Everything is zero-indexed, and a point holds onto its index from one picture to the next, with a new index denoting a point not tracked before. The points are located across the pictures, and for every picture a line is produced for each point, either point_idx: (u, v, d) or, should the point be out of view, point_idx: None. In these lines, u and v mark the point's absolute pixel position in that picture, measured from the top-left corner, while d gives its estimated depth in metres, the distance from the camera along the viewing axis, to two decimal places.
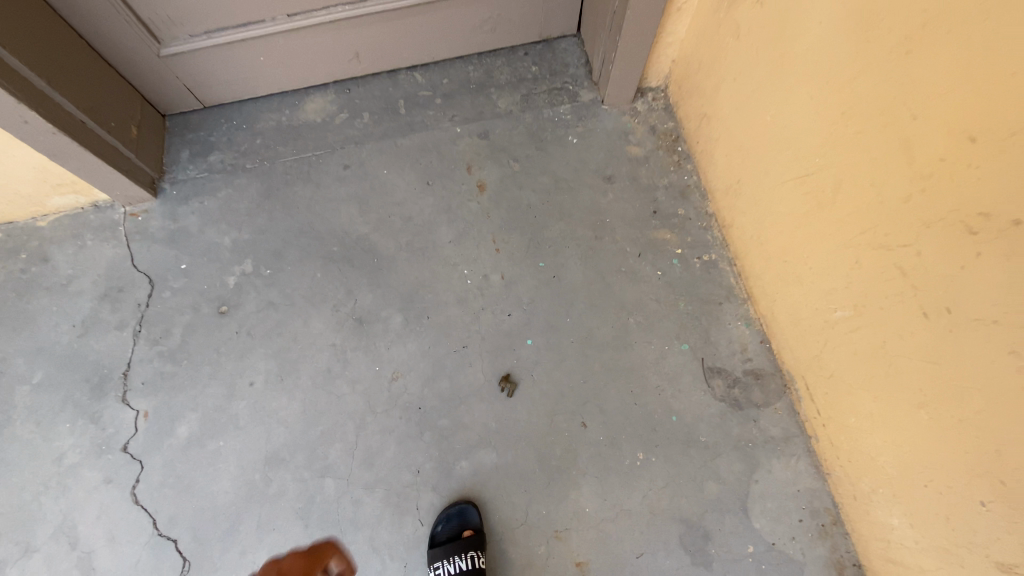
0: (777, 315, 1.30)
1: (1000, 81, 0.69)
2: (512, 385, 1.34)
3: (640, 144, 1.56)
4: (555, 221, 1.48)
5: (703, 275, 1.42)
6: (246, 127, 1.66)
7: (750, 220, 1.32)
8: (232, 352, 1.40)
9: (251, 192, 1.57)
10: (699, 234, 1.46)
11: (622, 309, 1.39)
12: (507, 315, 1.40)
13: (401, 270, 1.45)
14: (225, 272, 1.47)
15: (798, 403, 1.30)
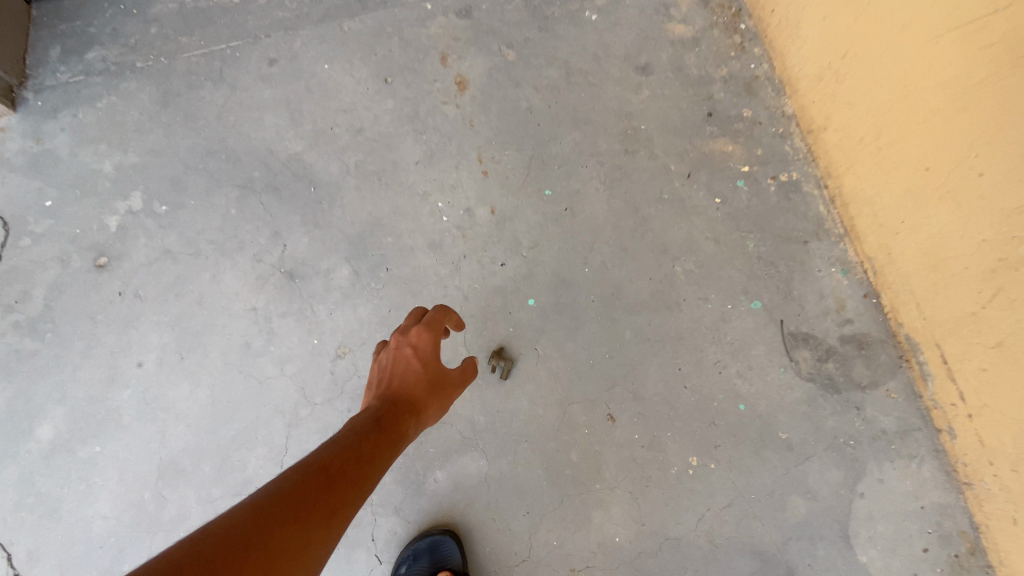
0: (898, 252, 0.88)
1: None
2: (505, 363, 0.94)
3: (687, 18, 1.09)
4: (568, 130, 1.03)
5: (779, 203, 0.99)
6: (135, 11, 1.19)
7: (862, 111, 0.88)
8: (113, 322, 0.99)
9: (145, 101, 1.13)
10: (772, 145, 1.02)
11: (665, 253, 0.97)
12: (499, 264, 0.98)
13: (349, 202, 1.01)
14: (105, 211, 1.06)
15: (922, 384, 0.90)
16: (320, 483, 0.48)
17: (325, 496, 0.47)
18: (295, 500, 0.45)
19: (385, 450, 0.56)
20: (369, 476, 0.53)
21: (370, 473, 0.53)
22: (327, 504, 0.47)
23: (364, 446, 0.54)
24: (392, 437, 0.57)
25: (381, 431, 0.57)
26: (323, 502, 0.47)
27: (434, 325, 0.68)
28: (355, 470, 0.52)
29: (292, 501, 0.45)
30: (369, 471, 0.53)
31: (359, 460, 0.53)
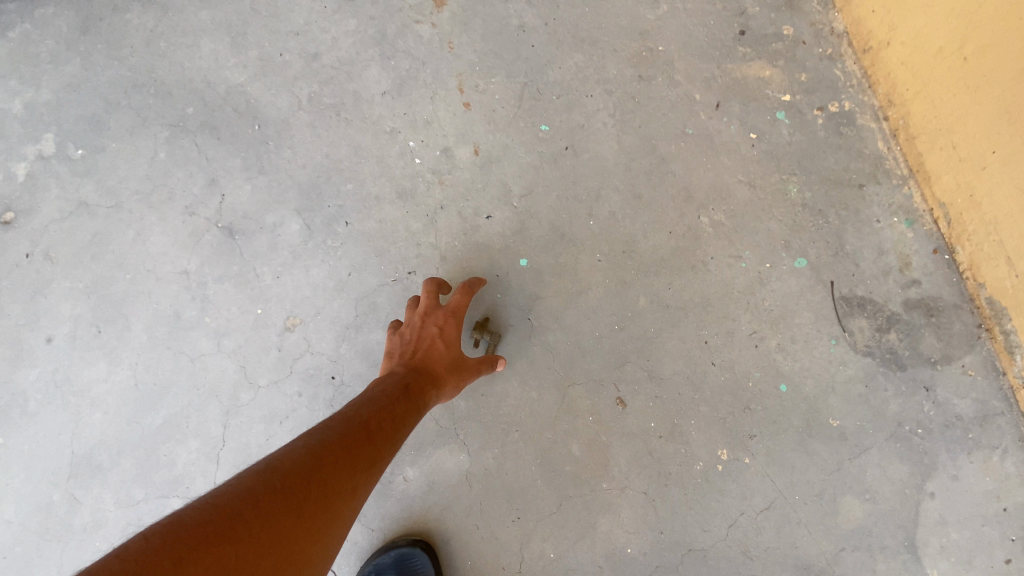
0: (987, 193, 0.70)
1: None
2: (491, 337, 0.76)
3: None
4: (568, 53, 0.84)
5: (828, 138, 0.80)
6: None
7: (941, 14, 0.69)
8: (18, 290, 0.82)
9: (59, 25, 0.94)
10: (820, 69, 0.82)
11: (687, 201, 0.79)
12: (485, 217, 0.80)
13: (301, 142, 0.83)
14: (11, 157, 0.88)
15: (1008, 359, 0.72)
16: (362, 438, 0.49)
17: (365, 449, 0.49)
18: (342, 448, 0.47)
19: (410, 418, 0.57)
20: (397, 438, 0.55)
21: (398, 436, 0.54)
22: (366, 458, 0.48)
23: (395, 411, 0.56)
24: (417, 408, 0.59)
25: (408, 399, 0.58)
26: (364, 454, 0.48)
27: (456, 310, 0.70)
28: (388, 430, 0.53)
29: (338, 449, 0.46)
30: (397, 435, 0.55)
31: (393, 424, 0.54)
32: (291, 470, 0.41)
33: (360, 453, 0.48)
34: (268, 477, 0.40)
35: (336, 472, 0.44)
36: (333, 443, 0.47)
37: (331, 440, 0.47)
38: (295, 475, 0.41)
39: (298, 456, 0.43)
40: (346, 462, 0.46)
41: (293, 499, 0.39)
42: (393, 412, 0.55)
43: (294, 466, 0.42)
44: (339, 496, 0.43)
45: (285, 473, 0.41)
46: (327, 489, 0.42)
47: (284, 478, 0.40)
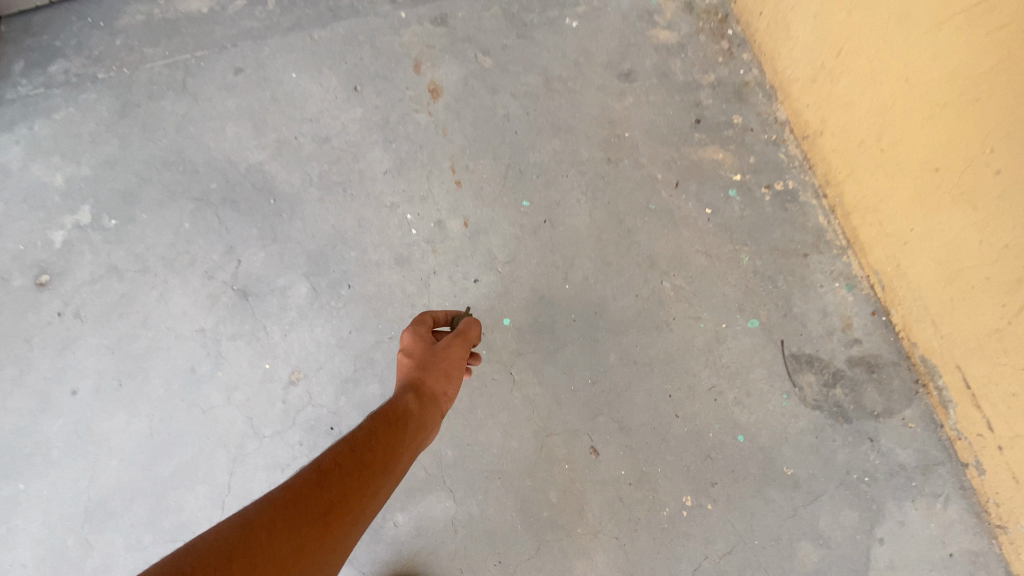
0: (910, 263, 0.79)
1: None
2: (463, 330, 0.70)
3: (670, 26, 1.05)
4: (547, 138, 0.97)
5: (774, 213, 0.92)
6: (105, 26, 1.16)
7: (861, 113, 0.81)
8: (48, 346, 0.90)
9: (102, 111, 1.07)
10: (766, 154, 0.95)
11: (652, 267, 0.89)
12: (472, 280, 0.90)
13: (310, 215, 0.94)
14: (48, 226, 0.98)
15: (942, 412, 0.80)
16: (308, 501, 0.41)
17: (321, 506, 0.41)
18: (290, 505, 0.40)
19: (394, 446, 0.49)
20: (377, 474, 0.46)
21: (377, 470, 0.46)
22: (320, 520, 0.40)
23: (367, 447, 0.48)
24: (392, 448, 0.49)
25: (381, 436, 0.50)
26: (320, 512, 0.41)
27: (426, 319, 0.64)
28: (349, 484, 0.44)
29: (290, 506, 0.40)
30: (377, 476, 0.46)
31: (355, 479, 0.44)
32: (231, 532, 0.36)
33: (313, 510, 0.40)
34: (206, 543, 0.35)
35: (289, 532, 0.38)
36: (281, 504, 0.40)
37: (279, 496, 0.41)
38: (235, 536, 0.36)
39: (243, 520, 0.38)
40: (294, 523, 0.39)
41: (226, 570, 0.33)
42: (362, 450, 0.47)
43: (240, 529, 0.37)
44: (289, 557, 0.37)
45: (227, 536, 0.36)
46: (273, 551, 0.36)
47: (217, 549, 0.35)
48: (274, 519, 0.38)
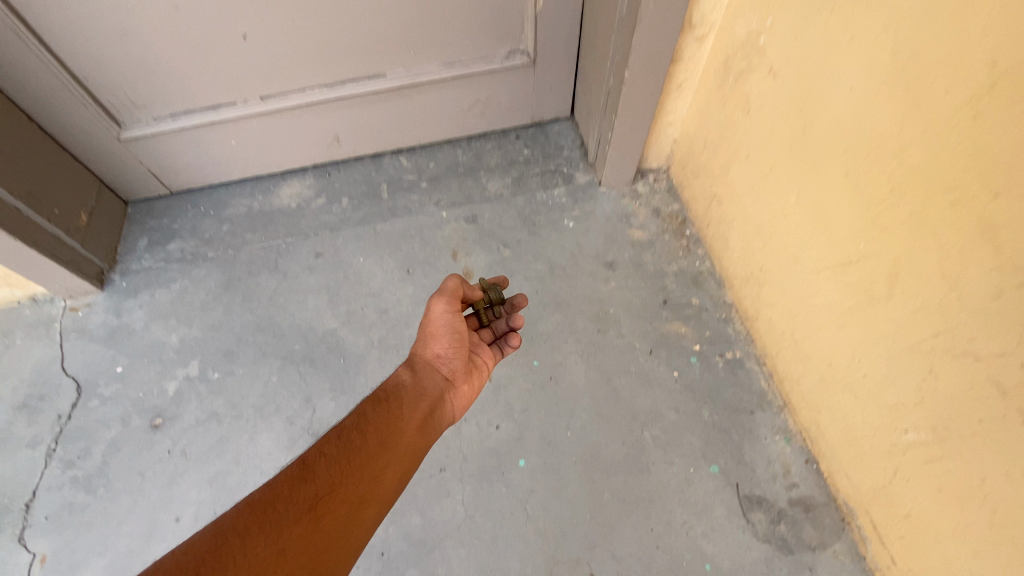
0: (825, 426, 1.05)
1: None
2: (493, 296, 1.03)
3: (642, 228, 1.42)
4: (551, 313, 1.30)
5: (727, 377, 1.20)
6: (213, 213, 1.51)
7: (779, 312, 1.12)
8: (158, 478, 1.15)
9: (211, 283, 1.39)
10: (718, 329, 1.26)
11: (634, 420, 1.16)
12: (495, 428, 1.16)
13: (371, 373, 1.23)
14: (164, 376, 1.27)
15: (864, 546, 1.02)
16: (294, 490, 0.71)
17: (303, 492, 0.72)
18: (269, 505, 0.69)
19: (387, 405, 0.87)
20: (376, 426, 0.83)
21: (372, 426, 0.83)
22: (303, 507, 0.70)
23: (369, 412, 0.85)
24: (377, 427, 0.83)
25: (372, 418, 0.84)
26: (302, 503, 0.71)
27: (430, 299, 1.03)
28: (328, 477, 0.75)
29: (267, 509, 0.68)
30: (366, 443, 0.81)
31: (339, 471, 0.76)
32: (219, 536, 0.64)
33: (289, 504, 0.70)
34: (191, 550, 0.62)
35: (267, 527, 0.67)
36: (265, 501, 0.69)
37: (260, 495, 0.71)
38: (222, 536, 0.64)
39: (239, 513, 0.67)
40: (273, 517, 0.68)
41: (216, 562, 0.61)
42: (351, 438, 0.80)
43: (225, 528, 0.65)
44: (280, 523, 0.68)
45: (212, 542, 0.63)
46: (252, 547, 0.64)
47: (212, 542, 0.63)
48: (252, 519, 0.67)
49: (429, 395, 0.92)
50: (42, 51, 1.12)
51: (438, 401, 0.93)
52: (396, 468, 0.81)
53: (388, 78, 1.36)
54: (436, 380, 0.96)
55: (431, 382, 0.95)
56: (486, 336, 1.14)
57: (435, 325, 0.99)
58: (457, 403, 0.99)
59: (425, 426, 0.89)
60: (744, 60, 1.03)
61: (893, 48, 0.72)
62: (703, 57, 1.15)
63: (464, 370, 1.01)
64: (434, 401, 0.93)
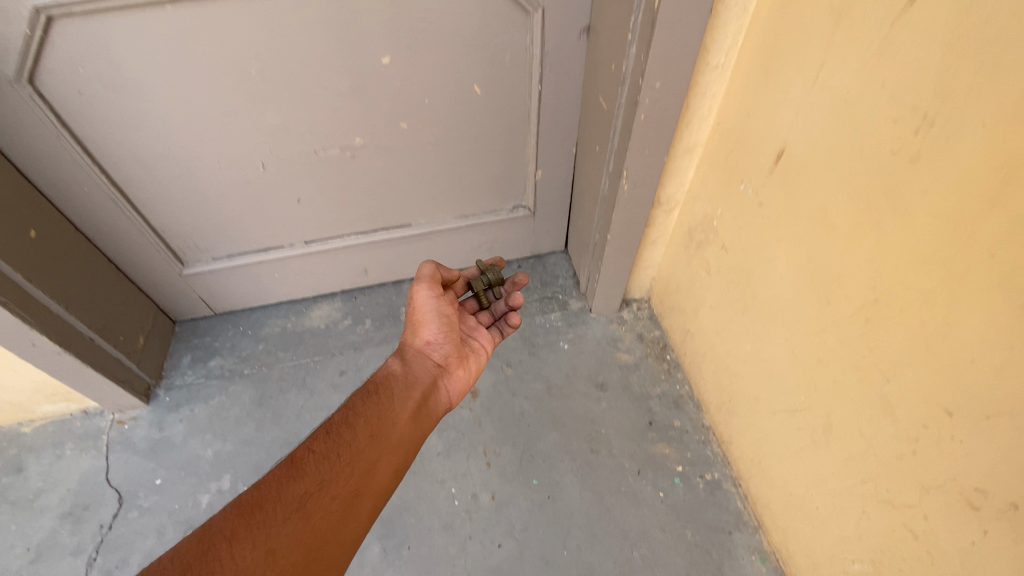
0: (794, 550, 1.18)
1: (937, 371, 0.74)
2: (492, 275, 1.31)
3: (628, 352, 1.62)
4: (549, 433, 1.46)
5: (706, 497, 1.34)
6: (250, 333, 1.72)
7: (748, 441, 1.28)
8: None
9: (246, 399, 1.57)
10: (698, 450, 1.41)
11: (624, 538, 1.28)
12: (498, 545, 1.28)
13: None
14: (199, 489, 1.40)
15: None
16: (283, 489, 0.83)
17: (293, 489, 0.83)
18: (255, 507, 0.80)
19: (381, 395, 1.04)
20: (368, 417, 0.98)
21: (366, 415, 0.99)
22: (291, 505, 0.82)
23: (363, 403, 1.01)
24: (368, 419, 0.98)
25: (363, 412, 0.99)
26: (292, 500, 0.82)
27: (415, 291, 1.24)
28: (316, 474, 0.87)
29: (253, 510, 0.79)
30: (359, 435, 0.95)
31: (327, 468, 0.88)
32: (205, 541, 0.74)
33: (277, 504, 0.81)
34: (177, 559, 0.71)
35: (255, 527, 0.77)
36: (251, 503, 0.80)
37: (248, 498, 0.81)
38: (208, 540, 0.74)
39: (227, 515, 0.78)
40: (261, 517, 0.79)
41: (203, 565, 0.70)
42: (341, 434, 0.94)
43: (212, 533, 0.75)
44: (276, 516, 0.80)
45: (199, 548, 0.73)
46: (240, 545, 0.74)
47: (199, 545, 0.73)
48: (239, 520, 0.77)
49: (420, 381, 1.12)
50: (134, 214, 1.36)
51: (429, 386, 1.12)
52: (387, 458, 0.95)
53: (412, 226, 1.63)
54: (425, 367, 1.16)
55: (424, 368, 1.15)
56: (486, 317, 1.40)
57: (422, 314, 1.20)
58: (451, 387, 1.19)
59: (415, 412, 1.05)
60: (703, 232, 1.28)
61: (806, 254, 0.95)
62: (672, 221, 1.41)
63: (454, 356, 1.22)
64: (426, 388, 1.12)
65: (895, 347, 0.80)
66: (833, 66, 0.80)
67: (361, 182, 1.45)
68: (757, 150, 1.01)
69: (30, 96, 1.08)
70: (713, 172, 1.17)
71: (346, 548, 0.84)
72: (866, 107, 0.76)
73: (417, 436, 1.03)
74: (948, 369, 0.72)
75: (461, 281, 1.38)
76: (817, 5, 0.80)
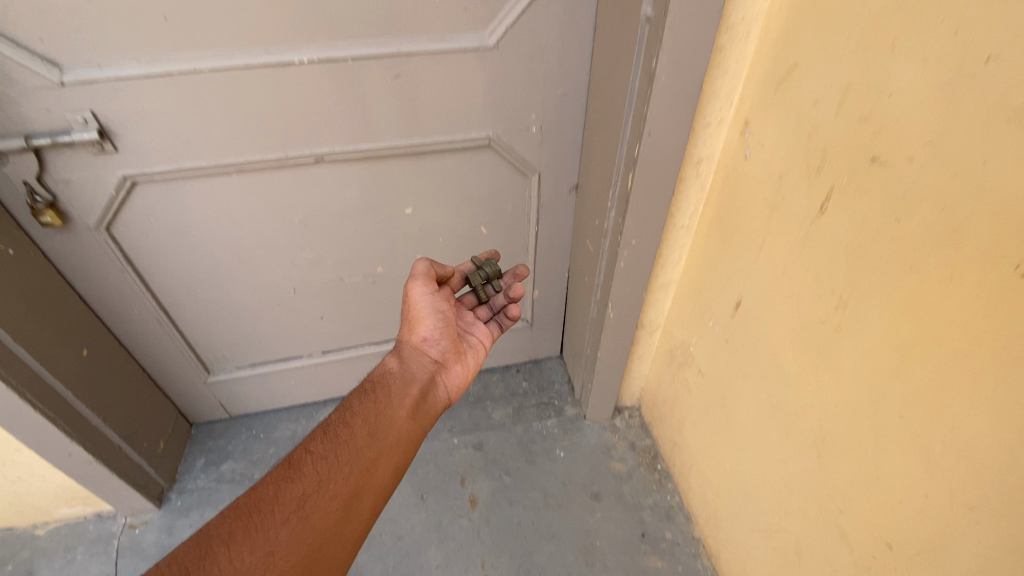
0: None
1: (877, 511, 0.85)
2: (489, 270, 1.27)
3: (621, 460, 1.71)
4: (545, 544, 1.51)
5: None
6: (263, 436, 1.82)
7: (734, 557, 1.34)
8: None
9: None
10: (688, 565, 1.47)
11: None
12: None
13: None
14: None
15: None
16: (280, 491, 0.88)
17: (289, 491, 0.88)
18: (253, 509, 0.84)
19: (375, 393, 1.09)
20: (362, 415, 1.03)
21: (360, 413, 1.04)
22: (288, 507, 0.86)
23: (358, 401, 1.06)
24: (365, 419, 1.03)
25: (359, 412, 1.03)
26: (291, 500, 0.87)
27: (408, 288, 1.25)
28: (313, 475, 0.91)
29: (250, 512, 0.84)
30: (355, 430, 1.00)
31: (325, 469, 0.93)
32: (202, 544, 0.78)
33: (274, 506, 0.86)
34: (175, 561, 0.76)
35: (253, 529, 0.82)
36: (249, 505, 0.85)
37: (247, 499, 0.87)
38: (205, 544, 0.78)
39: (225, 517, 0.83)
40: (259, 519, 0.83)
41: (204, 567, 0.75)
42: (338, 434, 0.99)
43: (209, 536, 0.80)
44: (272, 517, 0.84)
45: (197, 550, 0.77)
46: (238, 546, 0.79)
47: (201, 547, 0.78)
48: (236, 523, 0.82)
49: (417, 379, 1.16)
50: (174, 330, 1.52)
51: (426, 383, 1.17)
52: (385, 458, 1.00)
53: None
54: (423, 363, 1.20)
55: (421, 365, 1.19)
56: (486, 313, 1.44)
57: (418, 313, 1.22)
58: (450, 382, 1.24)
59: (412, 409, 1.10)
60: (682, 355, 1.44)
61: (767, 390, 1.09)
62: (656, 341, 1.57)
63: (452, 351, 1.26)
64: (423, 385, 1.16)
65: (844, 485, 0.92)
66: (771, 245, 0.99)
67: (378, 302, 1.63)
68: (721, 296, 1.19)
69: (105, 240, 1.27)
70: (687, 306, 1.35)
71: (344, 548, 0.90)
72: (797, 282, 0.94)
73: (415, 432, 1.08)
74: (886, 510, 0.84)
75: (458, 274, 1.35)
76: (754, 198, 1.01)
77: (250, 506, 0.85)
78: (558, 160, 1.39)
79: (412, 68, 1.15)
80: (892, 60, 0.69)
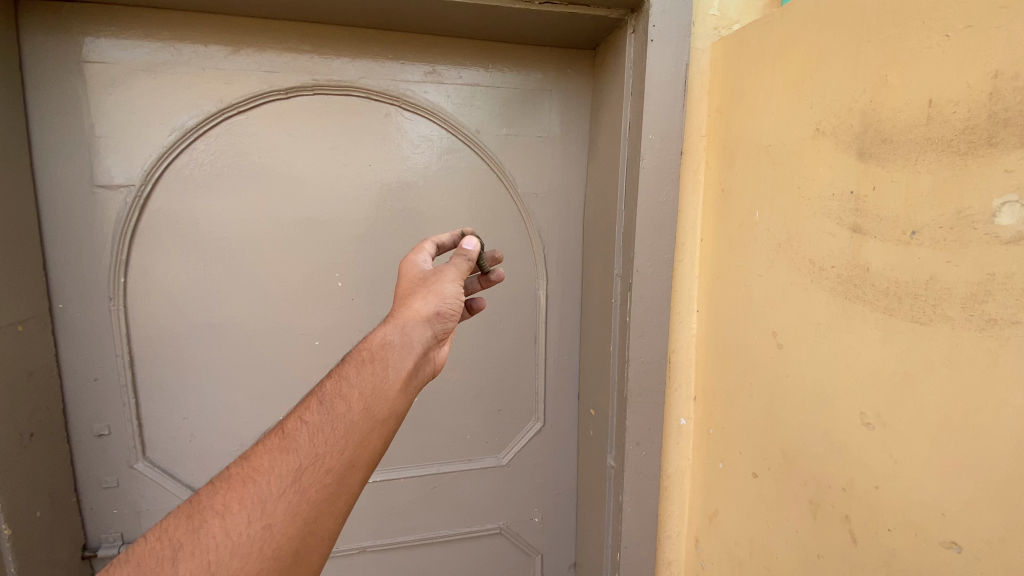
0: None
1: None
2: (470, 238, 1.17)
3: None
4: None
5: None
6: None
7: None
8: None
9: None
10: None
11: None
12: None
13: None
14: None
15: None
16: (274, 462, 0.65)
17: (283, 464, 0.66)
18: (247, 478, 0.64)
19: (373, 356, 0.79)
20: (360, 380, 0.75)
21: (358, 379, 0.76)
22: (283, 479, 0.65)
23: (355, 367, 0.78)
24: (365, 389, 0.75)
25: (357, 379, 0.75)
26: (285, 474, 0.65)
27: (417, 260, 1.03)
28: (309, 445, 0.67)
29: (245, 482, 0.64)
30: (354, 402, 0.73)
31: (323, 440, 0.68)
32: (194, 519, 0.62)
33: (269, 475, 0.65)
34: (167, 540, 0.61)
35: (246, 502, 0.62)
36: (244, 473, 0.65)
37: (237, 467, 0.67)
38: (197, 517, 0.62)
39: (217, 487, 0.65)
40: (255, 490, 0.63)
41: (194, 543, 0.60)
42: (337, 404, 0.72)
43: (200, 509, 0.63)
44: (264, 493, 0.63)
45: (187, 528, 0.61)
46: (233, 519, 0.61)
47: (189, 522, 0.61)
48: (229, 494, 0.63)
49: (418, 347, 0.85)
50: None
51: (425, 353, 0.87)
52: (381, 433, 0.73)
53: None
54: (427, 330, 0.88)
55: (423, 332, 0.88)
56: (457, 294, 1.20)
57: (426, 280, 0.94)
58: (439, 360, 0.93)
59: (413, 381, 0.82)
60: None
61: None
62: None
63: (453, 327, 0.96)
64: (422, 353, 0.85)
65: None
66: None
67: None
68: None
69: None
70: None
71: (338, 523, 0.67)
72: None
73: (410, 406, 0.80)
74: None
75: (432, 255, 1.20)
76: None
77: (236, 482, 0.64)
78: (557, 541, 1.68)
79: (445, 480, 1.56)
80: (769, 533, 1.06)
